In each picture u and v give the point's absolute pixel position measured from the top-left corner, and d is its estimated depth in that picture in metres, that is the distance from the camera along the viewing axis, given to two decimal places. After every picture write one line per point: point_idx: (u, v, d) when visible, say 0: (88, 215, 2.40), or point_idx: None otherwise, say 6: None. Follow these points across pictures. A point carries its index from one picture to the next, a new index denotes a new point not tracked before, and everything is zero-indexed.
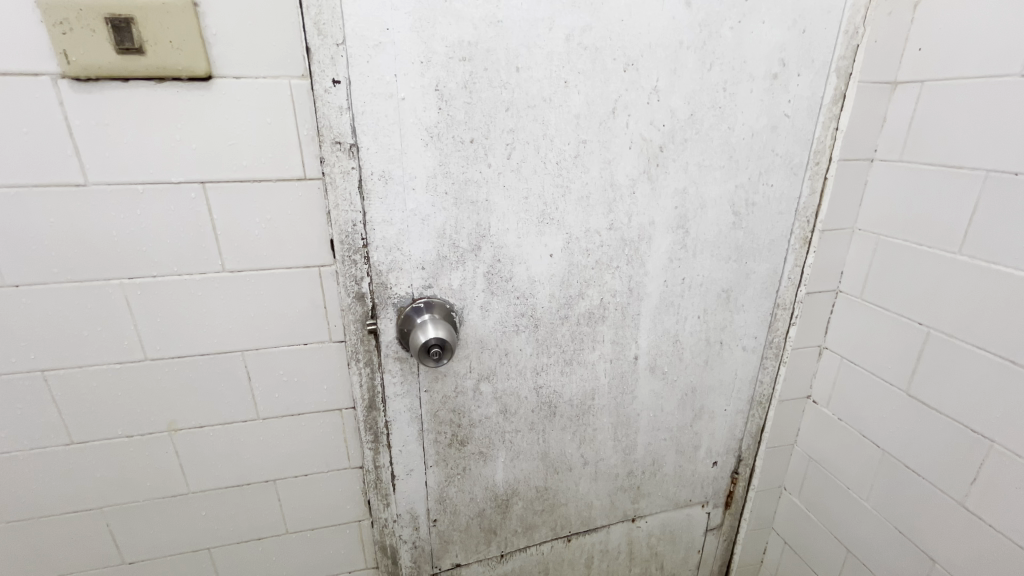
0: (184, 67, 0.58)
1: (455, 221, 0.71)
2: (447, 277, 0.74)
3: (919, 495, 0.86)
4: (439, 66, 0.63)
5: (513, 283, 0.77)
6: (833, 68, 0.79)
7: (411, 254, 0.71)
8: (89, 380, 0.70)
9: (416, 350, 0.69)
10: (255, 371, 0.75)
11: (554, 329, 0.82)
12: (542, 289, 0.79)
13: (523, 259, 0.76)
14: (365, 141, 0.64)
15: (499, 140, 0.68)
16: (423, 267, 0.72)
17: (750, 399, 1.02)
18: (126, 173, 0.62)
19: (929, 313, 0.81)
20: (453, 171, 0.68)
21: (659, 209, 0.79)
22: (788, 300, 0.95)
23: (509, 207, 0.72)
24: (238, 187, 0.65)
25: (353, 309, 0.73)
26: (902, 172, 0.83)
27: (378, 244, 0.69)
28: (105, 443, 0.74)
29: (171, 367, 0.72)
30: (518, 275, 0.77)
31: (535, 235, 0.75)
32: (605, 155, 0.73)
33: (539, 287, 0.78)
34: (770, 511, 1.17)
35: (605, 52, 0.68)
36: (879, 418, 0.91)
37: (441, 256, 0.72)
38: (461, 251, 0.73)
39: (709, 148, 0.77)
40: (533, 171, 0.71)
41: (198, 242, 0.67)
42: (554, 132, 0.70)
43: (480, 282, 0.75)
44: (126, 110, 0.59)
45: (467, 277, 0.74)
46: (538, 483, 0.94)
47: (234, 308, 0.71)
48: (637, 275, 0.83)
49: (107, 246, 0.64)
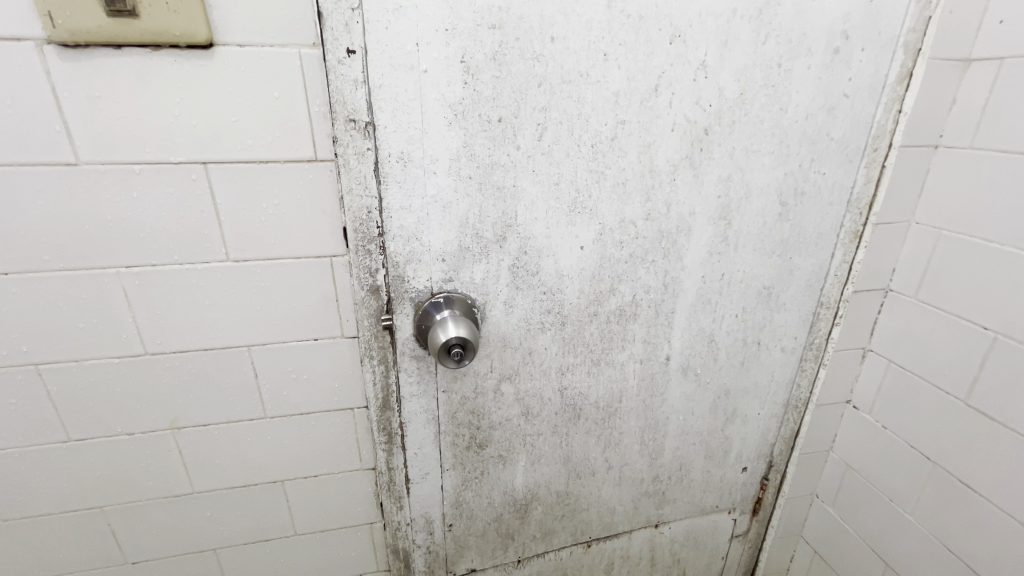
0: (182, 32, 0.52)
1: (479, 210, 0.65)
2: (470, 269, 0.68)
3: (972, 513, 0.79)
4: (466, 35, 0.56)
5: (539, 277, 0.71)
6: (901, 42, 0.71)
7: (429, 245, 0.65)
8: (85, 374, 0.65)
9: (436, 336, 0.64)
10: (261, 368, 0.70)
11: (582, 327, 0.76)
12: (570, 284, 0.72)
13: (551, 251, 0.69)
14: (380, 115, 0.58)
15: (530, 119, 0.62)
16: (444, 259, 0.66)
17: (786, 402, 0.96)
18: (121, 152, 0.56)
19: (996, 317, 0.74)
20: (479, 154, 0.62)
21: (701, 198, 0.72)
22: (833, 298, 0.87)
23: (538, 194, 0.66)
24: (241, 169, 0.60)
25: (367, 303, 0.67)
26: (971, 160, 0.75)
27: (396, 233, 0.64)
28: (104, 441, 0.70)
29: (172, 362, 0.67)
30: (545, 268, 0.70)
31: (566, 225, 0.68)
32: (645, 137, 0.66)
33: (568, 282, 0.72)
34: (799, 518, 1.11)
35: (650, 21, 0.60)
36: (929, 427, 0.84)
37: (464, 247, 0.66)
38: (485, 242, 0.67)
39: (759, 131, 0.70)
40: (565, 155, 0.65)
41: (200, 229, 0.61)
42: (590, 111, 0.63)
43: (504, 276, 0.69)
44: (119, 82, 0.53)
45: (491, 270, 0.68)
46: (559, 487, 0.89)
47: (239, 300, 0.66)
48: (672, 271, 0.76)
49: (103, 233, 0.59)
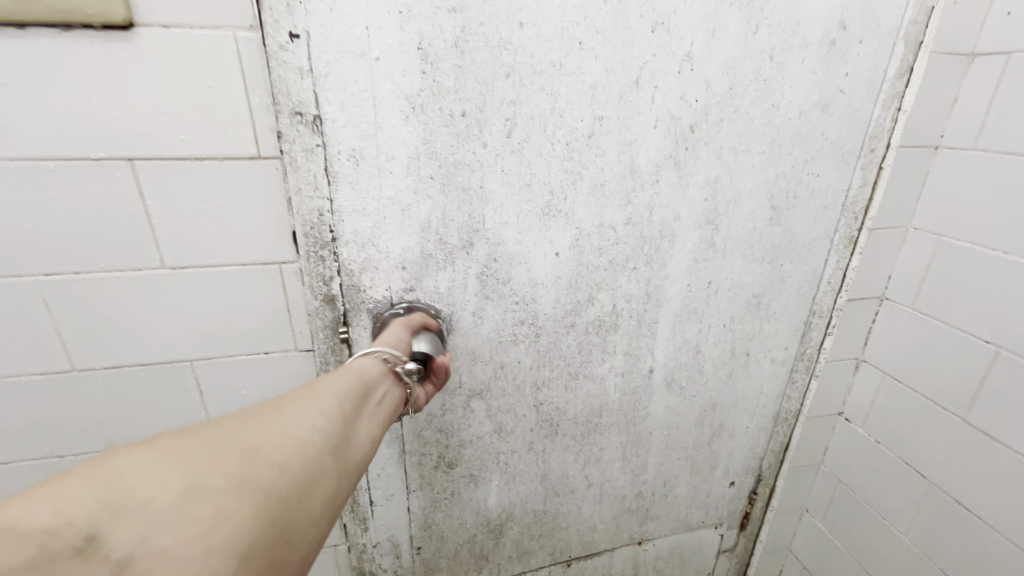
0: (95, 11, 0.45)
1: (442, 213, 0.59)
2: (434, 278, 0.62)
3: (969, 536, 0.75)
4: (423, 19, 0.50)
5: (511, 286, 0.65)
6: (900, 35, 0.66)
7: (388, 251, 0.60)
8: (6, 392, 0.59)
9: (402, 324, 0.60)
10: (208, 383, 0.64)
11: (558, 340, 0.71)
12: (545, 293, 0.67)
13: (524, 258, 0.64)
14: (329, 108, 0.52)
15: (498, 114, 0.56)
16: (404, 266, 0.61)
17: (774, 414, 0.92)
18: (33, 146, 0.50)
19: (998, 331, 0.69)
20: (441, 151, 0.56)
21: (686, 201, 0.67)
22: (825, 307, 0.83)
23: (508, 195, 0.60)
24: (175, 167, 0.53)
25: (321, 314, 0.63)
26: (973, 162, 0.70)
27: (350, 239, 0.58)
28: (32, 463, 0.64)
29: (105, 379, 0.61)
30: (517, 277, 0.65)
31: (539, 230, 0.63)
32: (625, 135, 0.61)
33: (542, 291, 0.67)
34: (788, 533, 1.07)
35: (631, 6, 0.55)
36: (925, 444, 0.80)
37: (426, 254, 0.61)
38: (450, 249, 0.61)
39: (749, 129, 0.65)
40: (537, 154, 0.59)
41: (130, 233, 0.55)
42: (564, 106, 0.57)
43: (472, 285, 0.64)
44: (26, 66, 0.47)
45: (457, 278, 0.63)
46: (536, 506, 0.84)
47: (178, 311, 0.60)
48: (656, 278, 0.71)
49: (16, 237, 0.52)
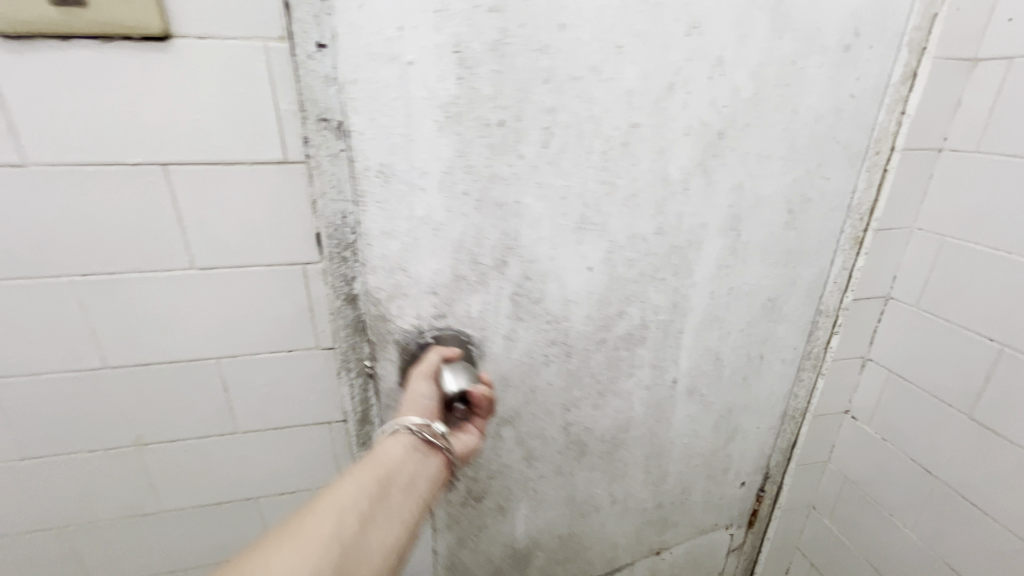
0: (135, 23, 0.48)
1: (475, 231, 0.61)
2: (465, 301, 0.64)
3: (973, 531, 0.77)
4: (460, 20, 0.51)
5: (543, 305, 0.67)
6: (906, 41, 0.68)
7: (418, 275, 0.61)
8: (40, 388, 0.61)
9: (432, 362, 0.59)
10: (232, 381, 0.66)
11: (588, 357, 0.72)
12: (575, 312, 0.69)
13: (558, 274, 0.66)
14: (359, 127, 0.53)
15: (535, 122, 0.57)
16: (435, 292, 0.62)
17: (783, 414, 0.93)
18: (73, 152, 0.52)
19: (1001, 329, 0.71)
20: (475, 162, 0.57)
21: (713, 209, 0.69)
22: (832, 306, 0.84)
23: (543, 210, 0.62)
24: (206, 172, 0.56)
25: (343, 314, 0.63)
26: (975, 165, 0.72)
27: (379, 263, 0.59)
28: (62, 458, 0.66)
29: (135, 376, 0.63)
30: (550, 293, 0.67)
31: (573, 244, 0.65)
32: (659, 141, 0.63)
33: (573, 309, 0.69)
34: (794, 531, 1.08)
35: (668, 8, 0.56)
36: (930, 441, 0.82)
37: (457, 276, 0.62)
38: (482, 269, 0.63)
39: (771, 134, 0.67)
40: (573, 164, 0.61)
41: (162, 234, 0.57)
42: (602, 112, 0.59)
43: (503, 306, 0.65)
44: (67, 76, 0.49)
45: (488, 301, 0.65)
46: (560, 530, 0.86)
47: (206, 310, 0.62)
48: (682, 287, 0.73)
49: (54, 238, 0.55)
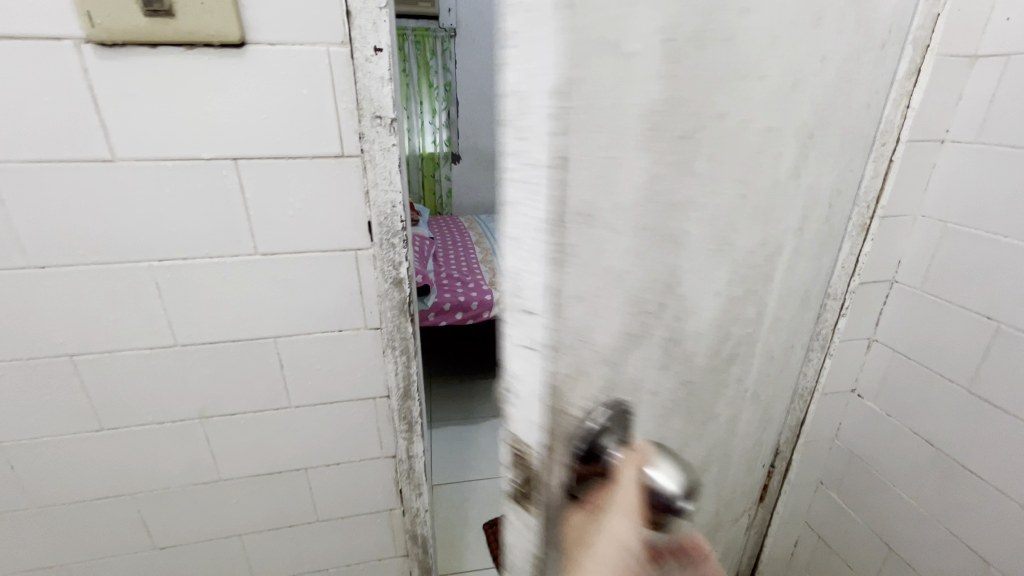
0: (216, 32, 0.53)
1: (669, 257, 0.31)
2: (648, 374, 0.34)
3: (973, 497, 0.82)
4: None
5: (681, 364, 0.37)
6: (911, 39, 0.72)
7: (600, 346, 0.30)
8: (117, 364, 0.67)
9: (629, 528, 0.30)
10: (288, 358, 0.72)
11: (715, 396, 0.47)
12: (702, 356, 0.40)
13: (693, 310, 0.36)
14: (529, 137, 0.24)
15: (733, 52, 0.28)
16: (613, 371, 0.31)
17: (794, 392, 0.98)
18: (155, 148, 0.58)
19: (1001, 307, 0.76)
20: (682, 120, 0.27)
21: (823, 177, 0.50)
22: (840, 289, 0.89)
23: (705, 223, 0.33)
24: (270, 166, 0.61)
25: (390, 295, 0.71)
26: (976, 154, 0.77)
27: (562, 340, 0.28)
28: (134, 430, 0.72)
29: (201, 354, 0.69)
30: (686, 348, 0.37)
31: (713, 263, 0.36)
32: (804, 110, 0.39)
33: (699, 356, 0.40)
34: (803, 505, 1.14)
35: None
36: (933, 415, 0.87)
37: (638, 333, 0.31)
38: (665, 315, 0.33)
39: (864, 118, 0.56)
40: (730, 145, 0.32)
41: (231, 223, 0.63)
42: (757, 61, 0.31)
43: (672, 369, 0.36)
44: (154, 80, 0.55)
45: (666, 366, 0.35)
46: None
47: (266, 293, 0.68)
48: (779, 286, 0.51)
49: (136, 227, 0.61)
